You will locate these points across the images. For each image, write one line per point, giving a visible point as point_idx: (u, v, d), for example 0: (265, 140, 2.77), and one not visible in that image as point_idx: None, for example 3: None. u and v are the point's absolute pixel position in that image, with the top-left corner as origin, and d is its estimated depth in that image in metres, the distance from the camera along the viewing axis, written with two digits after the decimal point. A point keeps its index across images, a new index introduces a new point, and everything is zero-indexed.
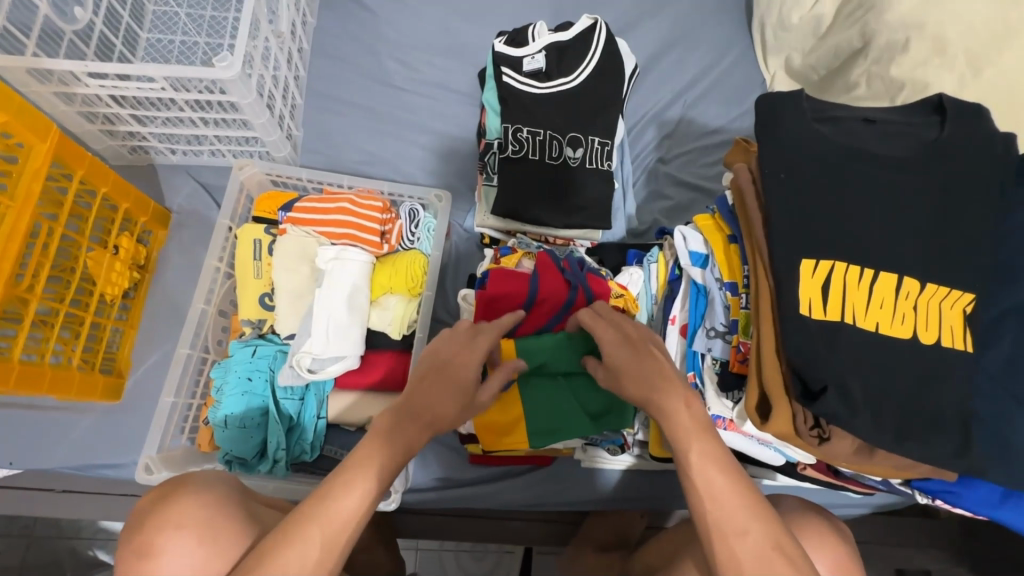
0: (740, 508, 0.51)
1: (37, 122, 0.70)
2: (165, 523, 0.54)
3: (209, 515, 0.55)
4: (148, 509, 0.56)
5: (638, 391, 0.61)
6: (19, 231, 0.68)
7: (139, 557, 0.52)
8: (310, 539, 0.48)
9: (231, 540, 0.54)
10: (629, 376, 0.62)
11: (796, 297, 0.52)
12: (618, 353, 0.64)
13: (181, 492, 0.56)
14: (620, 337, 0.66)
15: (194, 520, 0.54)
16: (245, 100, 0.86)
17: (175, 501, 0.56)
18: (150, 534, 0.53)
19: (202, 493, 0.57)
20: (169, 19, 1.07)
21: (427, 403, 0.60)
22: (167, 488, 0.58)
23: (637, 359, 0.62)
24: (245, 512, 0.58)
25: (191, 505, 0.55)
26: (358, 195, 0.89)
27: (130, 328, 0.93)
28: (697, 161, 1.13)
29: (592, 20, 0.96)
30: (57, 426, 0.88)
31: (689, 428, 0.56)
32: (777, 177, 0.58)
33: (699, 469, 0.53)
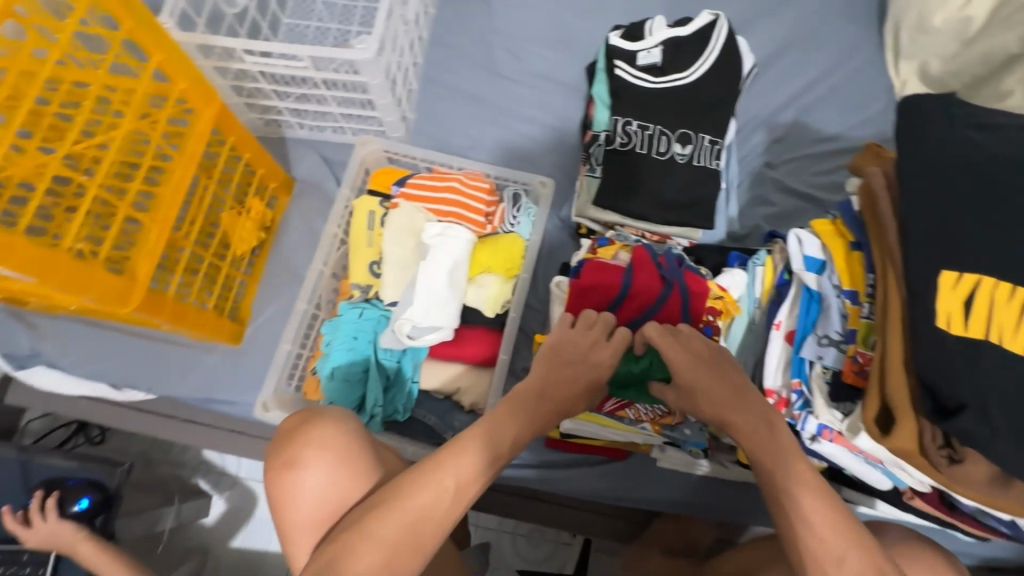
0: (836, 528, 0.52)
1: (204, 91, 0.78)
2: (311, 441, 0.62)
3: (348, 444, 0.62)
4: (295, 425, 0.64)
5: (711, 411, 0.64)
6: (183, 185, 0.77)
7: (288, 466, 0.61)
8: (432, 493, 0.55)
9: (364, 469, 0.61)
10: (704, 396, 0.64)
11: (934, 308, 0.49)
12: (693, 371, 0.65)
13: (325, 417, 0.64)
14: (694, 357, 0.66)
15: (335, 445, 0.62)
16: (374, 81, 0.93)
17: (319, 422, 0.63)
18: (298, 448, 0.62)
19: (340, 423, 0.64)
20: (308, 6, 1.18)
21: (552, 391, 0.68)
22: (310, 412, 0.65)
23: (711, 376, 0.64)
24: (372, 445, 0.65)
25: (332, 432, 0.63)
26: (466, 176, 0.93)
27: (253, 282, 1.03)
28: (807, 169, 1.09)
29: (713, 16, 0.94)
30: (188, 360, 1.01)
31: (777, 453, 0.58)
32: (920, 183, 0.55)
33: (791, 496, 0.55)
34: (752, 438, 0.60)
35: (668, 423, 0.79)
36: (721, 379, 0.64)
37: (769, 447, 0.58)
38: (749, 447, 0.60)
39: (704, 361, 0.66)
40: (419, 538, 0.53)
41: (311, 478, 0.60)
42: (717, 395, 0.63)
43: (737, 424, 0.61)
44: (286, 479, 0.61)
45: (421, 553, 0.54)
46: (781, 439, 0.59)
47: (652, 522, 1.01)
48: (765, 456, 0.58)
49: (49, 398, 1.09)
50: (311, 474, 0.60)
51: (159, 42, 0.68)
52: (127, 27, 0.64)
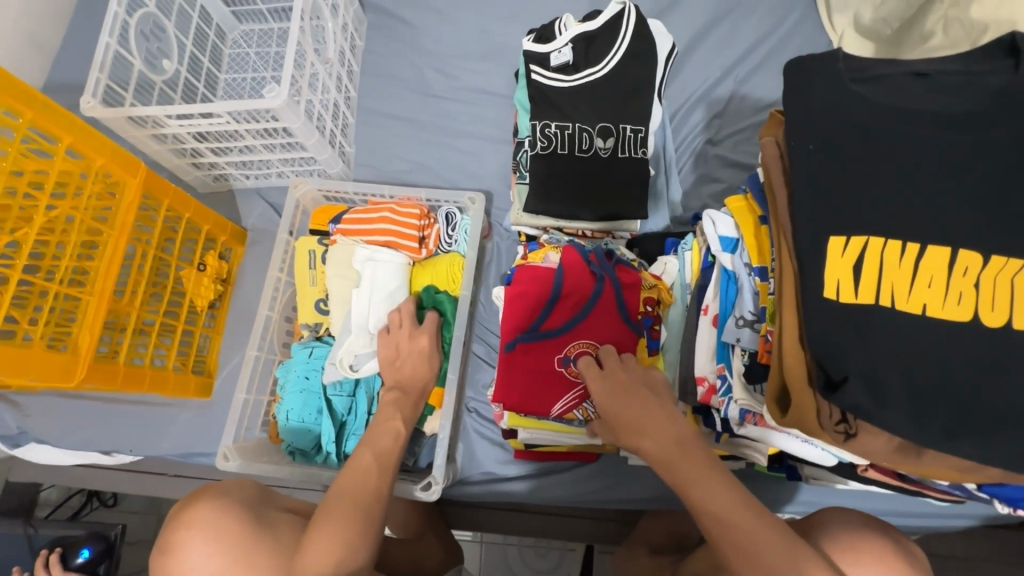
0: (745, 528, 0.50)
1: (127, 162, 0.81)
2: (186, 527, 0.58)
3: (217, 520, 0.58)
4: (174, 513, 0.61)
5: (628, 436, 0.60)
6: (118, 255, 0.79)
7: (162, 555, 0.57)
8: (342, 524, 0.59)
9: (241, 541, 0.58)
10: (618, 423, 0.61)
11: (821, 279, 0.47)
12: (608, 397, 0.63)
13: (200, 499, 0.61)
14: (607, 381, 0.64)
15: (202, 522, 0.58)
16: (295, 124, 0.94)
17: (192, 507, 0.60)
18: (169, 534, 0.58)
19: (215, 500, 0.61)
20: (242, 60, 1.23)
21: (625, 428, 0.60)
22: (192, 495, 0.63)
23: (621, 397, 0.62)
24: (252, 514, 0.62)
25: (201, 511, 0.59)
26: (398, 203, 0.93)
27: (217, 335, 1.06)
28: (749, 140, 1.07)
29: (621, 5, 0.92)
30: (165, 417, 1.04)
31: (689, 474, 0.54)
32: (804, 149, 0.53)
33: (700, 505, 0.52)
34: (663, 458, 0.56)
35: None
36: (632, 401, 0.61)
37: (679, 461, 0.55)
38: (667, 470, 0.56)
39: (618, 384, 0.64)
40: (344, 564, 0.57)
41: (188, 565, 0.56)
42: (627, 417, 0.60)
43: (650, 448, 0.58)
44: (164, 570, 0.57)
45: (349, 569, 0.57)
46: (691, 452, 0.55)
47: (640, 519, 0.98)
48: (673, 473, 0.54)
49: (51, 469, 1.14)
50: (187, 565, 0.56)
51: (65, 124, 0.71)
52: (28, 117, 0.67)
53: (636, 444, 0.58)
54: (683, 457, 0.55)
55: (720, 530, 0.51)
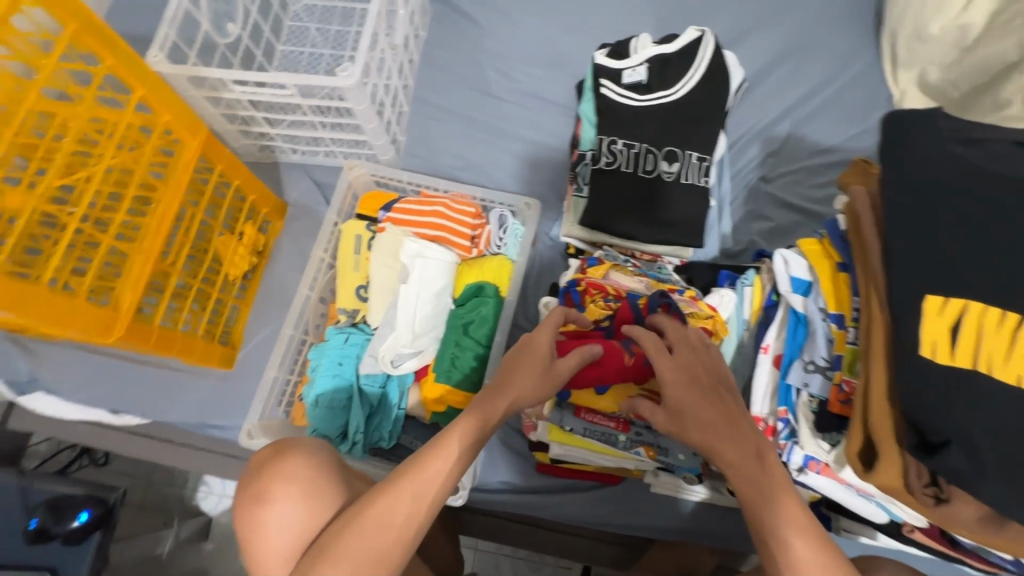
0: (802, 542, 0.50)
1: (191, 122, 0.79)
2: (286, 481, 0.58)
3: (314, 478, 0.59)
4: (266, 458, 0.61)
5: (698, 438, 0.58)
6: (169, 214, 0.77)
7: (254, 502, 0.57)
8: (402, 495, 0.54)
9: (332, 501, 0.58)
10: (692, 422, 0.58)
11: (917, 337, 0.47)
12: (683, 392, 0.59)
13: (295, 451, 0.60)
14: (684, 374, 0.60)
15: (302, 478, 0.58)
16: (359, 106, 0.93)
17: (288, 458, 0.60)
18: (266, 482, 0.58)
19: (311, 457, 0.61)
20: (302, 34, 1.22)
21: (694, 427, 0.58)
22: (282, 445, 0.62)
23: (702, 401, 0.58)
24: (341, 476, 0.61)
25: (298, 465, 0.59)
26: (452, 199, 0.93)
27: (245, 306, 1.04)
28: (804, 182, 1.06)
29: (699, 32, 0.92)
30: (182, 384, 1.02)
31: (762, 496, 0.54)
32: (903, 203, 0.53)
33: (775, 537, 0.51)
34: (737, 470, 0.55)
35: (662, 447, 0.74)
36: (712, 405, 0.58)
37: (757, 479, 0.54)
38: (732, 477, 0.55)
39: (696, 381, 0.60)
40: (378, 555, 0.51)
41: (280, 519, 0.56)
42: (706, 421, 0.57)
43: (725, 454, 0.56)
44: (253, 517, 0.57)
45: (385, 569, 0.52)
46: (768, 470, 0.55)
47: (651, 549, 0.95)
48: (749, 491, 0.54)
49: (49, 424, 1.10)
50: (279, 518, 0.56)
51: (141, 76, 0.69)
52: (108, 63, 0.65)
53: (718, 454, 0.56)
54: (761, 479, 0.54)
55: (784, 556, 0.50)
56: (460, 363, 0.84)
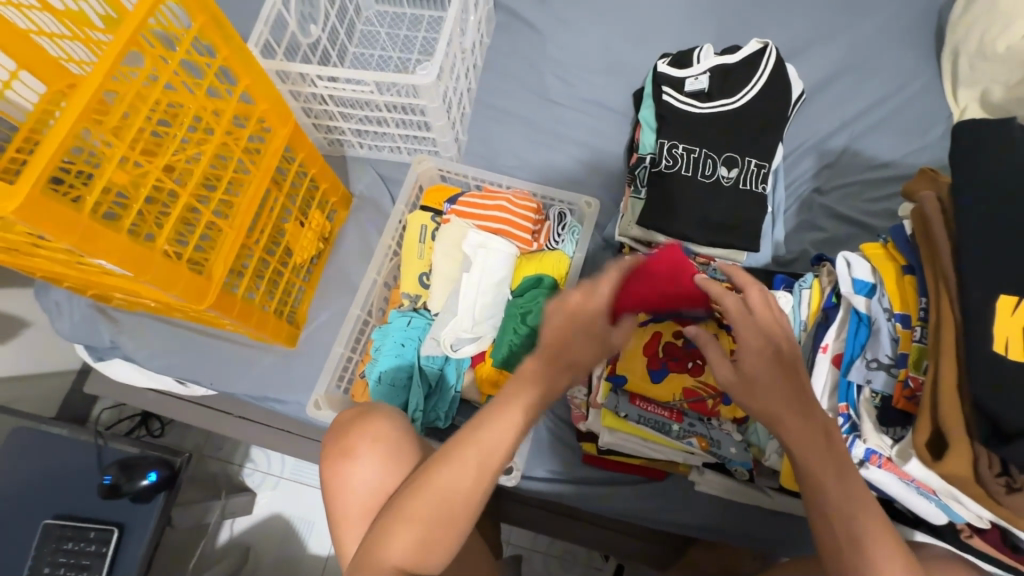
0: (863, 514, 0.54)
1: (282, 112, 0.86)
2: (368, 437, 0.66)
3: (395, 438, 0.67)
4: (350, 419, 0.70)
5: (762, 406, 0.56)
6: (257, 197, 0.84)
7: (342, 454, 0.66)
8: (466, 463, 0.56)
9: (410, 459, 0.66)
10: (763, 395, 0.55)
11: (989, 334, 0.48)
12: (760, 364, 0.56)
13: (378, 415, 0.69)
14: (767, 345, 0.56)
15: (385, 437, 0.66)
16: (432, 104, 0.99)
17: (371, 419, 0.68)
18: (352, 439, 0.67)
19: (392, 420, 0.69)
20: (373, 37, 1.29)
21: (766, 403, 0.56)
22: (363, 410, 0.71)
23: (782, 377, 0.55)
24: (416, 439, 0.70)
25: (383, 425, 0.68)
26: (514, 195, 0.97)
27: (310, 289, 1.10)
28: (860, 196, 1.07)
29: (762, 44, 0.95)
30: (247, 359, 1.08)
31: (829, 471, 0.55)
32: (977, 207, 0.54)
33: (830, 504, 0.54)
34: (803, 447, 0.55)
35: (714, 440, 0.75)
36: (790, 382, 0.55)
37: (820, 455, 0.54)
38: (799, 454, 0.55)
39: (778, 353, 0.56)
40: (449, 513, 0.55)
41: (364, 472, 0.65)
42: (779, 398, 0.55)
43: (791, 429, 0.55)
44: (339, 469, 0.66)
45: (455, 529, 0.56)
46: (835, 450, 0.55)
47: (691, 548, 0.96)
48: (814, 467, 0.54)
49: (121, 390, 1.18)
50: (362, 470, 0.65)
51: (248, 68, 0.76)
52: (223, 55, 0.72)
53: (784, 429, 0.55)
54: (826, 458, 0.54)
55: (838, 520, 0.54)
56: (515, 352, 0.87)
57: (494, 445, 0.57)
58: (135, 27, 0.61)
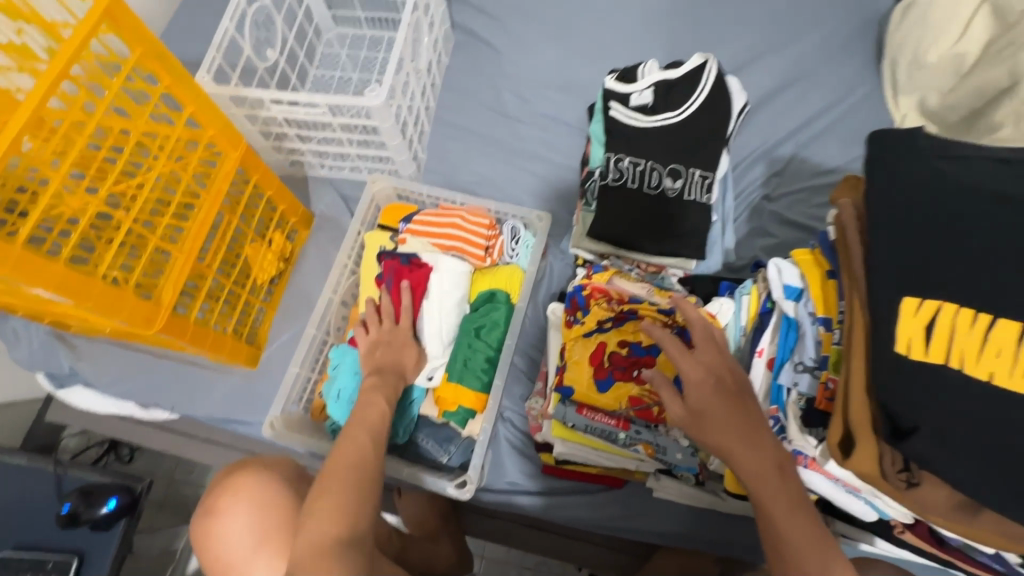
0: (814, 543, 0.55)
1: (232, 136, 0.87)
2: (228, 491, 0.72)
3: (254, 486, 0.72)
4: (216, 482, 0.75)
5: (714, 437, 0.61)
6: (209, 220, 0.85)
7: (208, 515, 0.71)
8: (355, 435, 0.70)
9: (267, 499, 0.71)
10: (712, 425, 0.61)
11: (893, 336, 0.51)
12: (705, 394, 0.63)
13: (239, 470, 0.75)
14: (709, 378, 0.64)
15: (244, 489, 0.72)
16: (385, 124, 1.01)
17: (231, 476, 0.74)
18: (215, 498, 0.72)
19: (253, 469, 0.75)
20: (333, 59, 1.31)
21: (717, 432, 0.61)
22: (232, 467, 0.77)
23: (726, 405, 0.61)
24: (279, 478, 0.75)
25: (243, 477, 0.74)
26: (468, 212, 0.99)
27: (272, 310, 1.11)
28: (808, 202, 1.10)
29: (703, 59, 0.98)
30: (210, 381, 1.08)
31: (781, 500, 0.57)
32: (885, 214, 0.56)
33: (786, 534, 0.55)
34: (755, 477, 0.58)
35: (660, 446, 0.77)
36: (734, 410, 0.61)
37: (771, 483, 0.57)
38: (752, 484, 0.58)
39: (721, 384, 0.63)
40: (361, 471, 0.65)
41: (228, 524, 0.70)
42: (726, 426, 0.61)
43: (742, 460, 0.59)
44: (207, 528, 0.71)
45: (369, 488, 0.64)
46: (789, 484, 0.58)
47: (655, 554, 0.97)
48: (767, 496, 0.57)
49: (83, 417, 1.17)
50: (225, 524, 0.70)
51: (194, 95, 0.77)
52: (166, 83, 0.74)
53: (734, 458, 0.59)
54: (778, 485, 0.57)
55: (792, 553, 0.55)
56: (472, 366, 0.91)
57: (373, 421, 0.73)
58: (70, 56, 0.62)
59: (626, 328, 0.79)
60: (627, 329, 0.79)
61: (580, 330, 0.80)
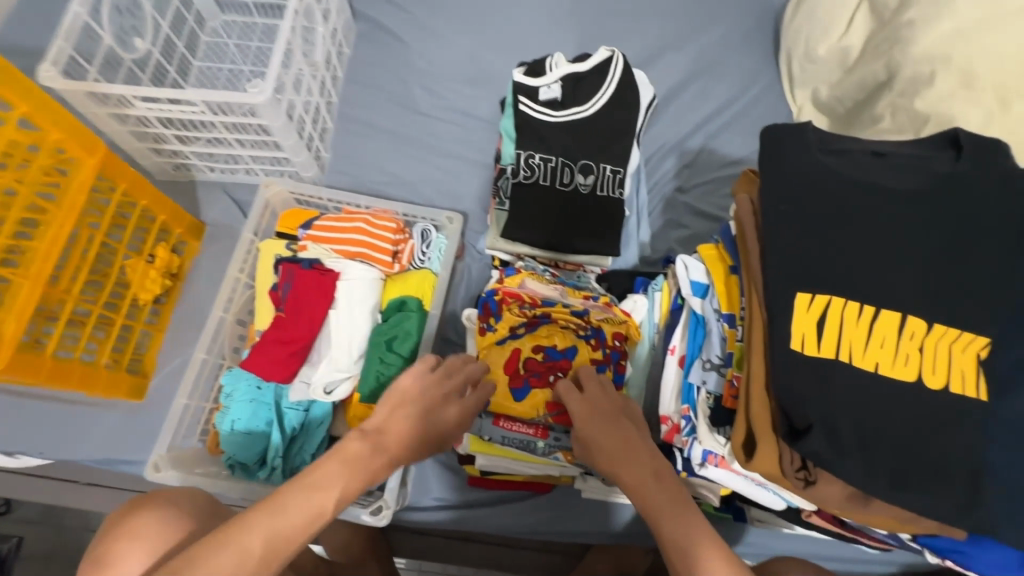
0: (700, 545, 0.52)
1: (87, 140, 0.76)
2: (129, 534, 0.55)
3: (159, 534, 0.55)
4: (112, 521, 0.58)
5: (600, 459, 0.63)
6: (61, 236, 0.74)
7: (92, 566, 0.54)
8: (263, 527, 0.47)
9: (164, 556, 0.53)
10: (596, 448, 0.64)
11: (788, 332, 0.51)
12: (586, 421, 0.66)
13: (146, 508, 0.58)
14: (590, 406, 0.67)
15: (148, 536, 0.54)
16: (276, 123, 0.92)
17: (136, 515, 0.57)
18: (106, 546, 0.54)
19: (160, 512, 0.58)
20: (220, 49, 1.19)
21: (601, 454, 0.63)
22: (136, 503, 0.60)
23: (606, 428, 0.64)
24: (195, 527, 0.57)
25: (149, 520, 0.56)
26: (374, 215, 0.92)
27: (158, 333, 0.99)
28: (717, 192, 1.13)
29: (610, 52, 0.97)
30: (88, 418, 0.95)
31: (663, 505, 0.56)
32: (777, 209, 0.56)
33: (673, 541, 0.53)
34: (637, 488, 0.58)
35: None
36: (614, 430, 0.64)
37: (652, 491, 0.57)
38: (639, 499, 0.58)
39: (602, 412, 0.66)
40: None
41: None
42: (607, 445, 0.63)
43: (625, 475, 0.60)
44: None
45: None
46: (668, 486, 0.58)
47: (588, 553, 0.96)
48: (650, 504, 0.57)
49: None
50: None
51: (22, 91, 0.65)
52: None
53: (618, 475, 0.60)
54: (658, 492, 0.57)
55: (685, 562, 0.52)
56: (385, 382, 0.84)
57: (297, 523, 0.49)
58: None
59: (540, 332, 0.77)
60: (541, 334, 0.77)
61: (490, 338, 0.77)
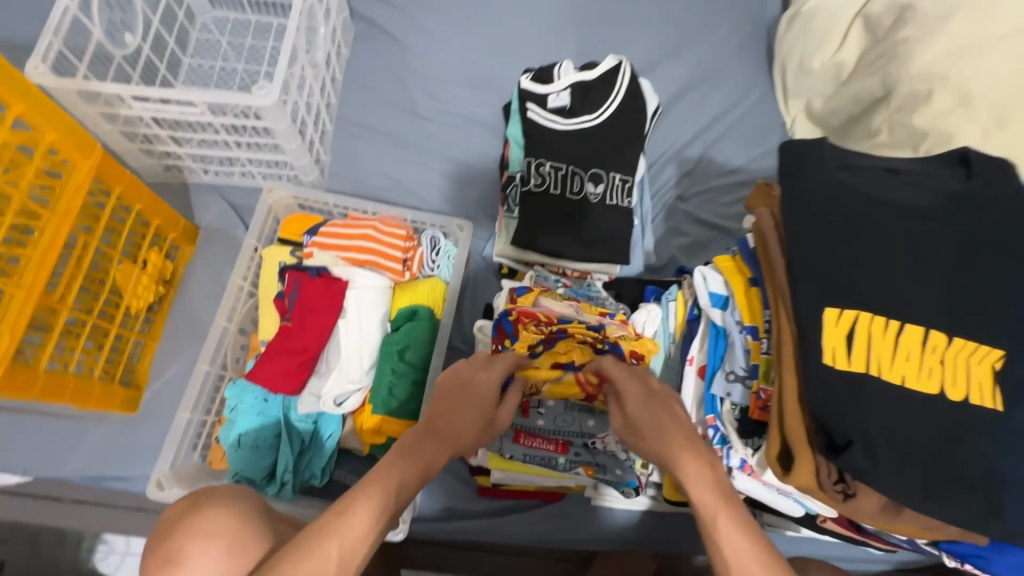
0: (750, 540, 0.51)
1: (83, 141, 0.72)
2: (195, 535, 0.56)
3: (228, 528, 0.56)
4: (174, 517, 0.59)
5: (651, 444, 0.61)
6: (58, 242, 0.70)
7: (165, 563, 0.55)
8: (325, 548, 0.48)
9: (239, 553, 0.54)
10: (647, 432, 0.62)
11: (820, 347, 0.52)
12: (639, 405, 0.64)
13: (209, 504, 0.59)
14: (644, 390, 0.65)
15: (220, 532, 0.56)
16: (280, 126, 0.89)
17: (199, 512, 0.58)
18: (178, 542, 0.56)
19: (224, 506, 0.59)
20: (211, 46, 1.14)
21: (652, 438, 0.61)
22: (192, 500, 0.60)
23: (660, 413, 0.63)
24: (259, 521, 0.58)
25: (216, 516, 0.57)
26: (382, 221, 0.90)
27: (151, 342, 0.95)
28: (717, 201, 1.15)
29: (617, 60, 0.97)
30: (75, 432, 0.90)
31: (715, 497, 0.54)
32: (803, 224, 0.58)
33: (723, 532, 0.51)
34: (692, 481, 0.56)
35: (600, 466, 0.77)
36: (669, 417, 0.62)
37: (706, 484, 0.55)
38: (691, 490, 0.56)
39: (654, 397, 0.65)
40: None
41: None
42: (661, 430, 0.61)
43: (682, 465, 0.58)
44: None
45: None
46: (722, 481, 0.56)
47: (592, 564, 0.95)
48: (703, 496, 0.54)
49: None
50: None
51: (16, 89, 0.62)
52: None
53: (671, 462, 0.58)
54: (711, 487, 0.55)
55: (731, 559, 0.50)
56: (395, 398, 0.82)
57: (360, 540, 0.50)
58: None
59: (557, 348, 0.76)
60: (559, 350, 0.76)
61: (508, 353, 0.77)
